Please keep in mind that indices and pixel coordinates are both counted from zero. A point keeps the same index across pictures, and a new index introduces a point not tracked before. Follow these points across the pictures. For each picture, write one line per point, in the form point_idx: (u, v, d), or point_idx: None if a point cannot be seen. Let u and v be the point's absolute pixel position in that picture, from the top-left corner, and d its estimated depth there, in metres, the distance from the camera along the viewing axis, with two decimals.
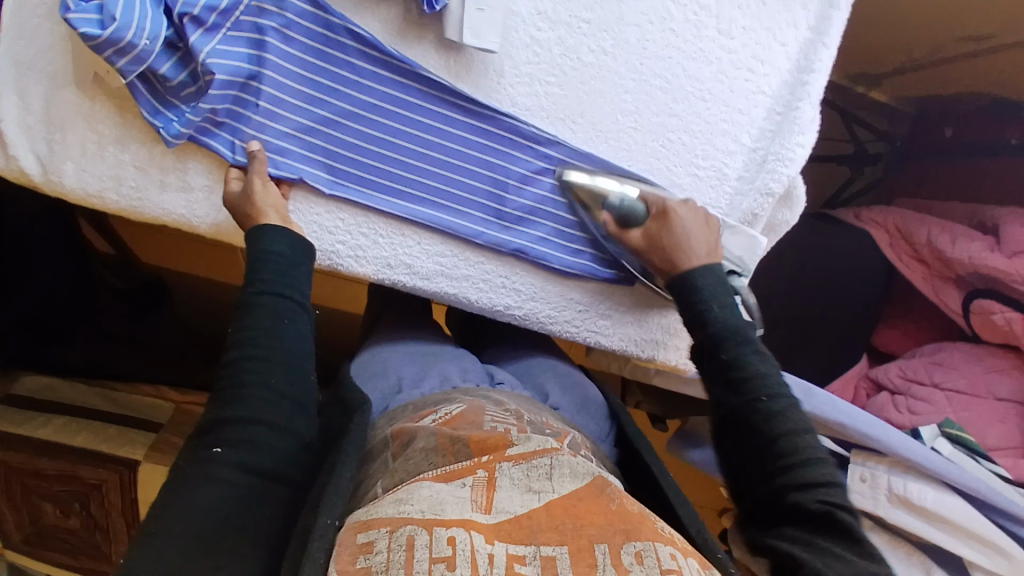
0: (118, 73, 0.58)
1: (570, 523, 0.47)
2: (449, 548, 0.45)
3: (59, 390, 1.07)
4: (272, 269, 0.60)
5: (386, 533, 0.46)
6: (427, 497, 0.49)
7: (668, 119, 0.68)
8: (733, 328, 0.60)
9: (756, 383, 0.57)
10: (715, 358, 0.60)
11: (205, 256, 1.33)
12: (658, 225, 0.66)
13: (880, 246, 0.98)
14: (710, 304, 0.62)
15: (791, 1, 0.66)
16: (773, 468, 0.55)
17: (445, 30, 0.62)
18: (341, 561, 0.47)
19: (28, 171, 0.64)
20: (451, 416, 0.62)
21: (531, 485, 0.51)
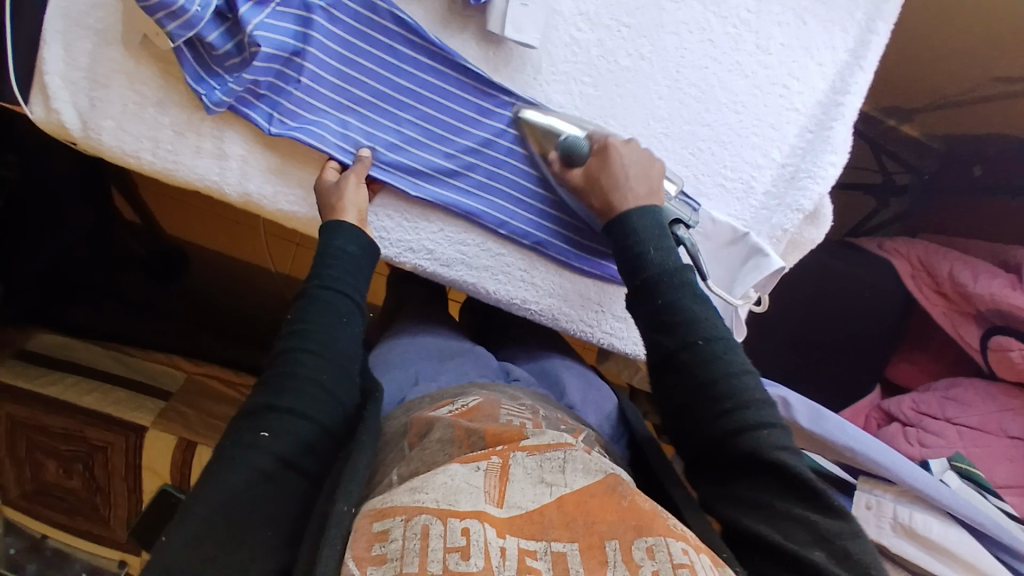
0: (167, 37, 0.59)
1: (581, 519, 0.47)
2: (463, 539, 0.44)
3: (73, 349, 1.10)
4: (329, 258, 0.62)
5: (400, 521, 0.46)
6: (441, 486, 0.48)
7: (700, 128, 0.67)
8: (664, 270, 0.58)
9: (692, 326, 0.55)
10: (652, 302, 0.57)
11: (228, 233, 1.35)
12: (599, 163, 0.63)
13: (901, 278, 0.96)
14: (647, 248, 0.59)
15: (831, 24, 0.67)
16: (717, 421, 0.53)
17: (488, 22, 0.63)
18: (356, 547, 0.45)
19: (67, 125, 0.65)
20: (468, 408, 0.62)
21: (544, 477, 0.50)
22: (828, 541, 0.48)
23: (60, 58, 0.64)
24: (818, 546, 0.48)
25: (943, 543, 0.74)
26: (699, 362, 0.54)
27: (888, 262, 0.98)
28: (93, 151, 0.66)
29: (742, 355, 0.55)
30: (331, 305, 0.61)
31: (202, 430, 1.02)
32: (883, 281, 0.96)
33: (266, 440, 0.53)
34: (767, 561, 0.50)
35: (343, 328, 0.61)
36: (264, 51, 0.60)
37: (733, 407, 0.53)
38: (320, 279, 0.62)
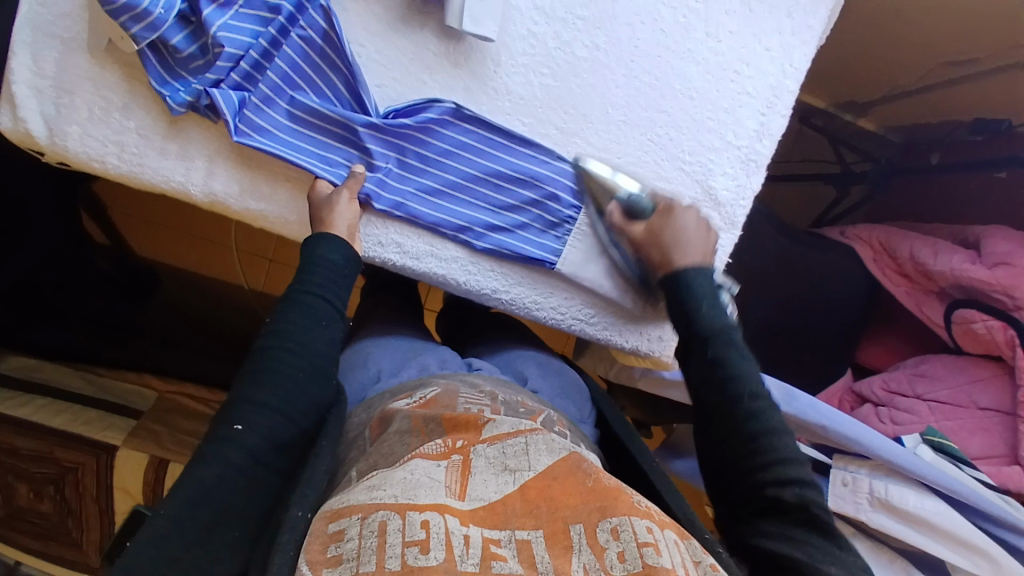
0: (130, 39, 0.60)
1: (544, 507, 0.46)
2: (423, 532, 0.43)
3: (46, 372, 1.09)
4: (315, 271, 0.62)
5: (357, 520, 0.45)
6: (400, 481, 0.48)
7: (656, 114, 0.69)
8: (720, 328, 0.60)
9: (738, 379, 0.58)
10: (701, 356, 0.60)
11: (199, 251, 1.38)
12: (659, 220, 0.67)
13: (864, 262, 0.99)
14: (701, 304, 0.61)
15: (776, 10, 0.70)
16: (741, 454, 0.56)
17: (446, 17, 0.64)
18: (310, 551, 0.45)
19: (34, 134, 0.65)
20: (426, 399, 0.62)
21: (506, 464, 0.50)
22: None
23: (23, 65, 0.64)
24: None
25: (919, 512, 0.75)
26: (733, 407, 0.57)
27: (851, 247, 1.01)
28: (58, 158, 0.67)
29: (774, 410, 0.57)
30: (311, 310, 0.61)
31: (173, 447, 1.00)
32: (847, 266, 0.99)
33: (242, 434, 0.53)
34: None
35: (321, 331, 0.61)
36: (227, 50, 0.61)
37: (762, 446, 0.55)
38: (302, 284, 0.61)
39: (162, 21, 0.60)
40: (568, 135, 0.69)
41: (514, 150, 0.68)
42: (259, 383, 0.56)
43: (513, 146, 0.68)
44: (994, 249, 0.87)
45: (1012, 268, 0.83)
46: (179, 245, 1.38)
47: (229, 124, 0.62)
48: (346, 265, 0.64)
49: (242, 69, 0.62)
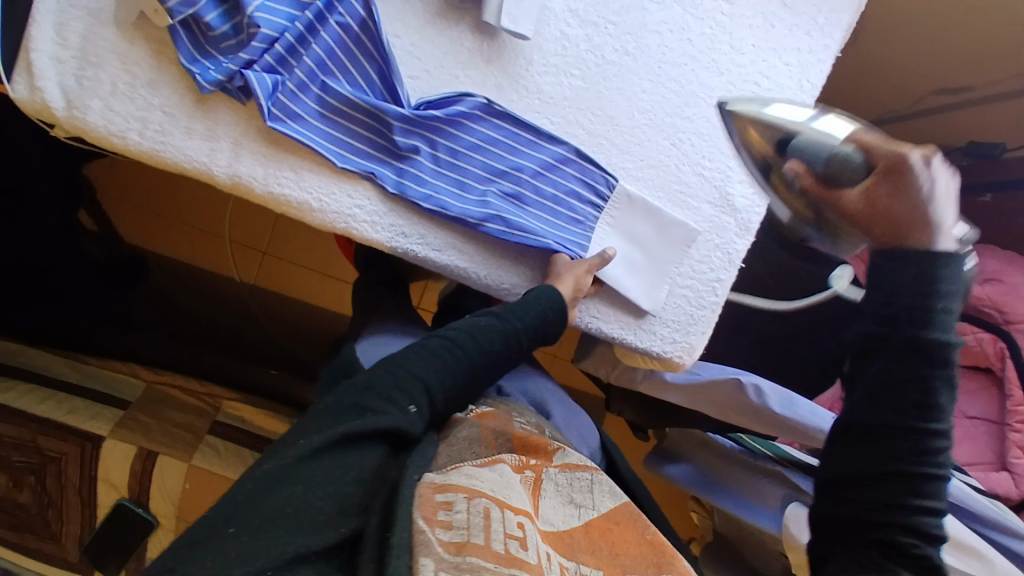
0: (165, 11, 0.60)
1: (604, 549, 0.56)
2: (519, 530, 0.50)
3: (26, 355, 1.05)
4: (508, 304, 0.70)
5: (464, 498, 0.51)
6: (494, 480, 0.55)
7: (680, 120, 0.71)
8: (948, 343, 0.45)
9: (924, 408, 0.46)
10: (913, 362, 0.46)
11: (190, 238, 1.33)
12: (883, 181, 0.44)
13: (855, 275, 1.04)
14: (938, 294, 0.44)
15: (794, 27, 0.72)
16: (887, 485, 0.48)
17: (484, 14, 0.65)
18: (423, 509, 0.50)
19: (51, 104, 0.63)
20: (484, 411, 0.67)
21: (572, 498, 0.60)
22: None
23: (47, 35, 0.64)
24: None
25: None
26: (908, 437, 0.47)
27: (843, 262, 1.05)
28: (75, 131, 0.64)
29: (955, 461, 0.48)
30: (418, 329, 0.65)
31: (162, 438, 0.98)
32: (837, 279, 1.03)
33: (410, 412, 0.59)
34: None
35: (484, 340, 0.67)
36: (263, 32, 0.60)
37: (914, 487, 0.47)
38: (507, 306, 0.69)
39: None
40: (593, 137, 0.70)
41: (539, 151, 0.69)
42: (432, 369, 0.63)
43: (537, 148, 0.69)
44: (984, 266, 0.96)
45: (1000, 284, 0.93)
46: (171, 233, 1.33)
47: (262, 107, 0.61)
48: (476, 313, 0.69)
49: (275, 51, 0.61)
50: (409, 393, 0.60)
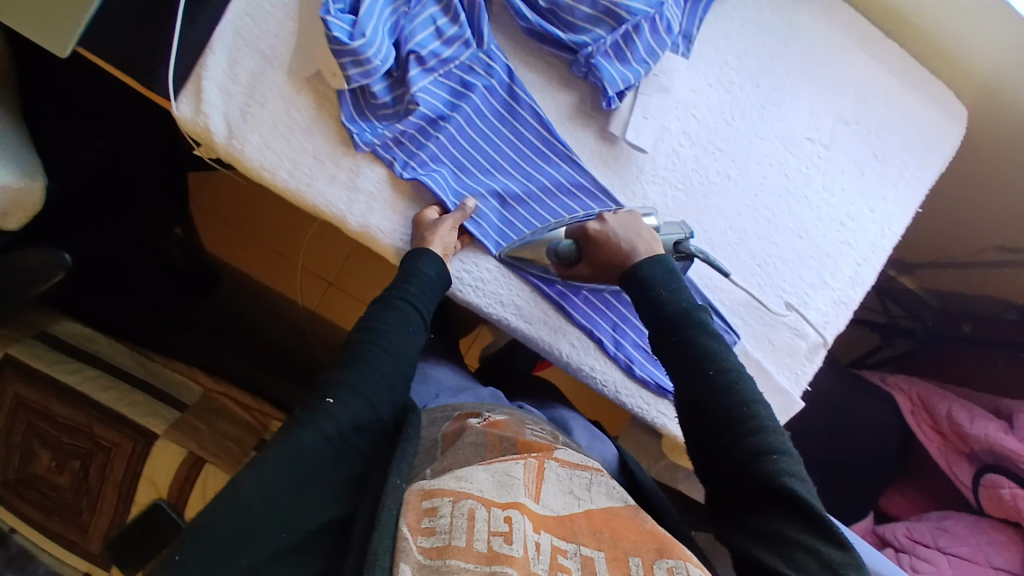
0: (343, 78, 0.69)
1: (606, 534, 0.59)
2: (505, 525, 0.56)
3: (98, 342, 1.09)
4: (418, 285, 0.71)
5: (449, 502, 0.58)
6: (483, 480, 0.61)
7: (768, 245, 0.76)
8: (689, 310, 0.66)
9: (705, 358, 0.64)
10: (668, 341, 0.66)
11: (267, 261, 1.39)
12: (592, 250, 0.71)
13: (902, 412, 1.07)
14: (659, 290, 0.68)
15: (884, 178, 0.78)
16: (730, 441, 0.62)
17: (611, 124, 0.73)
18: (410, 517, 0.58)
19: (213, 130, 0.71)
20: (495, 420, 0.72)
21: (572, 489, 0.64)
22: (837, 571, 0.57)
23: (223, 70, 0.71)
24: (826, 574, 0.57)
25: None
26: (711, 388, 0.63)
27: (892, 396, 1.09)
28: (230, 159, 0.71)
29: (751, 385, 0.64)
30: (402, 314, 0.72)
31: (214, 449, 1.00)
32: (884, 415, 1.07)
33: (334, 408, 0.65)
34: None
35: (407, 333, 0.72)
36: (421, 110, 0.70)
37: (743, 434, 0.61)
38: (398, 291, 0.72)
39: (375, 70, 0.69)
40: None
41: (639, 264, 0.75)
42: (357, 371, 0.67)
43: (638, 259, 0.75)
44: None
45: None
46: (250, 248, 1.39)
47: (445, 201, 0.71)
48: (437, 278, 0.71)
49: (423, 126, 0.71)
50: (344, 394, 0.66)
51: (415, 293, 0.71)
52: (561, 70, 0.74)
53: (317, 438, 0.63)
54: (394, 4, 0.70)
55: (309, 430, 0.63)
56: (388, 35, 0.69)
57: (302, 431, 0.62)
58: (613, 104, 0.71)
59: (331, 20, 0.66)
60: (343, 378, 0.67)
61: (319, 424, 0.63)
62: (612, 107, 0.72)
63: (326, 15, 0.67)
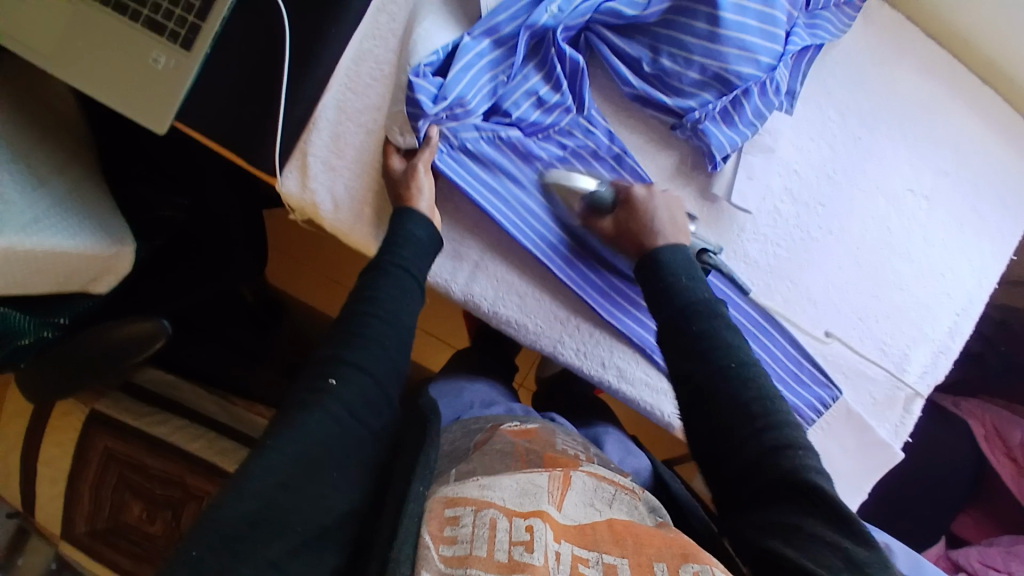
0: (414, 137, 0.68)
1: (631, 541, 0.55)
2: (527, 534, 0.53)
3: (183, 390, 1.09)
4: (411, 249, 0.66)
5: (471, 511, 0.55)
6: (508, 488, 0.58)
7: (869, 298, 0.76)
8: (705, 302, 0.64)
9: (727, 351, 0.62)
10: (686, 331, 0.64)
11: (325, 290, 1.39)
12: (625, 213, 0.70)
13: (976, 438, 1.08)
14: (681, 279, 0.66)
15: (981, 230, 0.78)
16: (744, 434, 0.59)
17: (714, 185, 0.73)
18: (431, 526, 0.55)
19: (320, 205, 0.72)
20: (527, 429, 0.74)
21: (595, 501, 0.60)
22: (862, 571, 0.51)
23: (327, 145, 0.72)
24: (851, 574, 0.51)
25: None
26: (726, 380, 0.61)
27: (965, 423, 1.09)
28: (337, 233, 0.73)
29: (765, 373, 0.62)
30: (400, 282, 0.64)
31: None
32: (958, 441, 1.07)
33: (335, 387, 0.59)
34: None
35: (409, 300, 0.65)
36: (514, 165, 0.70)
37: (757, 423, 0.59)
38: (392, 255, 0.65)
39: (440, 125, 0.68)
40: (782, 307, 0.75)
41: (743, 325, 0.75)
42: (355, 344, 0.61)
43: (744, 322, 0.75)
44: None
45: None
46: (308, 277, 1.39)
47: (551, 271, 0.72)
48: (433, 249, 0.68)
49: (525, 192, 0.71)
50: (345, 372, 0.60)
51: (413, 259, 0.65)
52: (662, 130, 0.73)
53: (319, 416, 0.57)
54: (492, 70, 0.68)
55: (312, 410, 0.58)
56: (485, 101, 0.69)
57: (306, 412, 0.57)
58: (718, 167, 0.71)
59: (419, 81, 0.66)
60: (343, 356, 0.61)
61: (320, 404, 0.58)
62: (717, 168, 0.71)
63: (413, 75, 0.66)
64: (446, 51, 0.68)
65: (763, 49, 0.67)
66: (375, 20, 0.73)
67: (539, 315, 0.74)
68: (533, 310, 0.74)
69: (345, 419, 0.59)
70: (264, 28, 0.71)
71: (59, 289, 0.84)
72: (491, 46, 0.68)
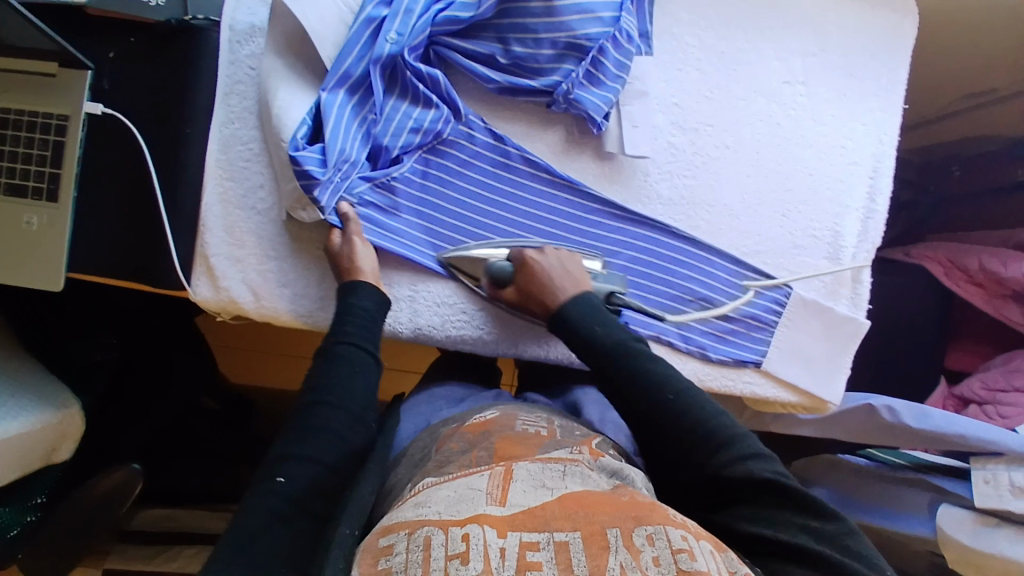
0: (316, 209, 0.66)
1: (581, 512, 0.50)
2: (462, 544, 0.47)
3: (182, 519, 1.08)
4: (354, 322, 0.65)
5: (404, 535, 0.49)
6: (444, 498, 0.52)
7: (785, 193, 0.79)
8: (625, 343, 0.66)
9: (660, 386, 0.63)
10: (616, 374, 0.65)
11: (285, 368, 1.36)
12: (525, 278, 0.70)
13: (937, 277, 1.09)
14: (594, 327, 0.67)
15: (865, 92, 0.80)
16: (701, 458, 0.61)
17: (605, 144, 0.74)
18: (363, 565, 0.49)
19: (239, 299, 0.71)
20: (485, 420, 0.70)
21: (545, 482, 0.53)
22: (831, 540, 0.56)
23: (225, 240, 0.71)
24: (820, 541, 0.56)
25: None
26: (672, 411, 0.62)
27: (921, 267, 1.12)
28: (265, 320, 0.72)
29: (703, 398, 0.64)
30: (345, 360, 0.64)
31: None
32: (919, 285, 1.11)
33: (284, 484, 0.57)
34: (769, 558, 0.56)
35: (356, 378, 0.64)
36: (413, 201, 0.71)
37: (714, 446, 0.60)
38: (335, 335, 0.65)
39: (337, 188, 0.66)
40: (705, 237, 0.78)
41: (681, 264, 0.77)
42: (302, 436, 0.60)
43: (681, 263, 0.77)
44: None
45: None
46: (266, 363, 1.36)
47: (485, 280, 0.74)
48: (376, 310, 0.67)
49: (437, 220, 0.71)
50: (293, 466, 0.58)
51: (355, 333, 0.65)
52: (537, 110, 0.74)
53: (261, 518, 0.55)
54: (358, 115, 0.68)
55: (256, 511, 0.56)
56: (363, 147, 0.68)
57: (248, 514, 0.56)
58: (603, 126, 0.72)
59: (298, 151, 0.63)
60: (290, 451, 0.59)
61: (266, 503, 0.56)
62: (602, 127, 0.72)
63: (290, 148, 0.64)
64: (311, 115, 0.66)
65: (599, 6, 0.69)
66: (225, 104, 0.72)
67: (495, 325, 0.75)
68: (486, 322, 0.75)
69: (291, 512, 0.56)
70: (119, 152, 0.69)
71: (28, 468, 0.80)
72: (348, 93, 0.67)
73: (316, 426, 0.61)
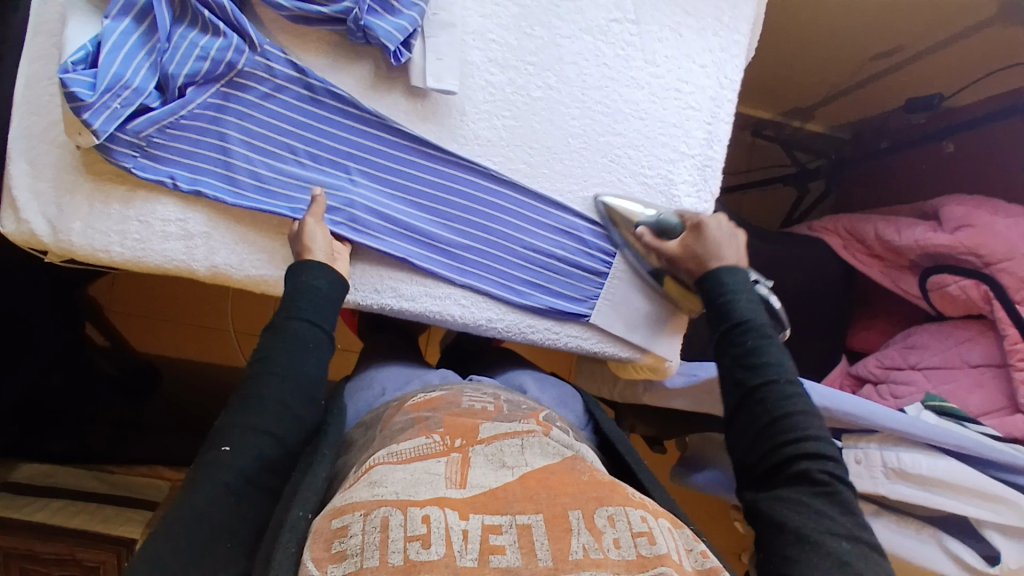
0: (91, 134, 0.64)
1: (544, 493, 0.48)
2: (423, 526, 0.45)
3: (58, 475, 1.03)
4: (307, 300, 0.63)
5: (360, 516, 0.46)
6: (400, 480, 0.49)
7: (613, 137, 0.75)
8: (755, 320, 0.63)
9: (774, 366, 0.60)
10: (739, 342, 0.62)
11: (197, 339, 1.35)
12: (692, 237, 0.71)
13: (836, 250, 1.05)
14: (738, 297, 0.65)
15: (703, 30, 0.77)
16: (779, 432, 0.57)
17: (411, 79, 0.71)
18: (315, 549, 0.45)
19: (38, 233, 0.69)
20: (429, 398, 0.64)
21: (504, 459, 0.52)
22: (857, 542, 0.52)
23: (26, 173, 0.69)
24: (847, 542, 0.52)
25: (933, 473, 0.78)
26: (772, 390, 0.59)
27: (821, 239, 1.06)
28: (64, 254, 0.70)
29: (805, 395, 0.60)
30: (299, 334, 0.61)
31: None
32: (819, 256, 1.04)
33: (230, 455, 0.54)
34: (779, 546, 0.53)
35: (308, 353, 0.61)
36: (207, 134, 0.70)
37: (795, 425, 0.57)
38: (288, 310, 0.63)
39: (116, 114, 0.64)
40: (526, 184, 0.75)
41: (496, 207, 0.74)
42: (249, 408, 0.57)
43: (496, 205, 0.74)
44: (952, 215, 0.91)
45: (972, 229, 0.87)
46: (175, 334, 1.35)
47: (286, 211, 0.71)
48: (332, 291, 0.65)
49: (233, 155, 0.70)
50: (242, 437, 0.56)
51: (308, 309, 0.63)
52: (344, 45, 0.72)
53: (207, 491, 0.52)
54: (145, 44, 0.66)
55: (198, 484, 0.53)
56: (150, 76, 0.66)
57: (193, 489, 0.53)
58: (403, 57, 0.69)
59: (65, 74, 0.62)
60: (238, 421, 0.56)
61: (212, 476, 0.53)
62: (404, 60, 0.69)
63: (61, 71, 0.62)
64: (91, 43, 0.65)
65: None
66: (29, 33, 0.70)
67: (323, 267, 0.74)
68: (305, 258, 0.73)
69: (242, 485, 0.54)
70: None
71: None
72: (134, 21, 0.66)
73: (267, 401, 0.58)
